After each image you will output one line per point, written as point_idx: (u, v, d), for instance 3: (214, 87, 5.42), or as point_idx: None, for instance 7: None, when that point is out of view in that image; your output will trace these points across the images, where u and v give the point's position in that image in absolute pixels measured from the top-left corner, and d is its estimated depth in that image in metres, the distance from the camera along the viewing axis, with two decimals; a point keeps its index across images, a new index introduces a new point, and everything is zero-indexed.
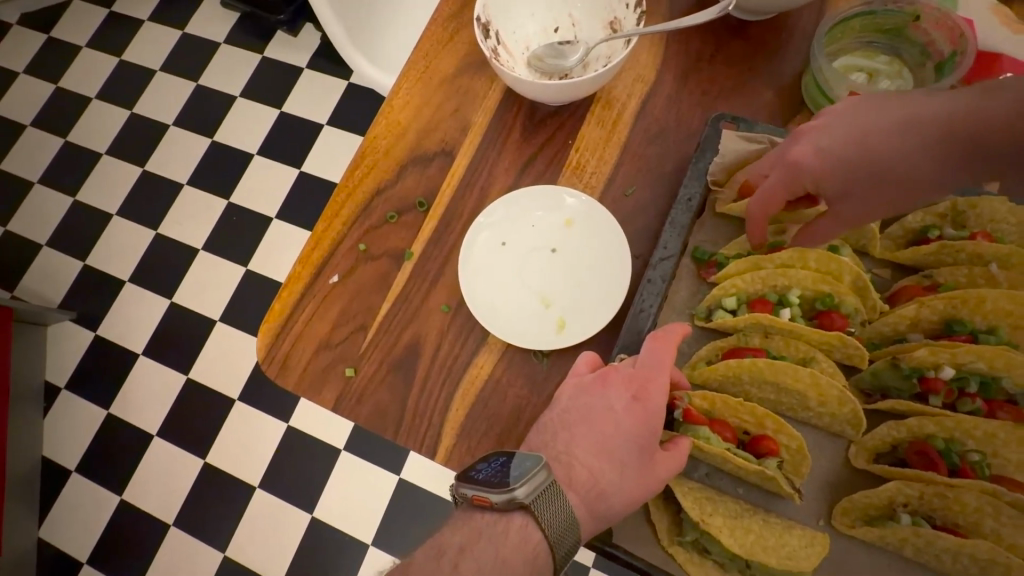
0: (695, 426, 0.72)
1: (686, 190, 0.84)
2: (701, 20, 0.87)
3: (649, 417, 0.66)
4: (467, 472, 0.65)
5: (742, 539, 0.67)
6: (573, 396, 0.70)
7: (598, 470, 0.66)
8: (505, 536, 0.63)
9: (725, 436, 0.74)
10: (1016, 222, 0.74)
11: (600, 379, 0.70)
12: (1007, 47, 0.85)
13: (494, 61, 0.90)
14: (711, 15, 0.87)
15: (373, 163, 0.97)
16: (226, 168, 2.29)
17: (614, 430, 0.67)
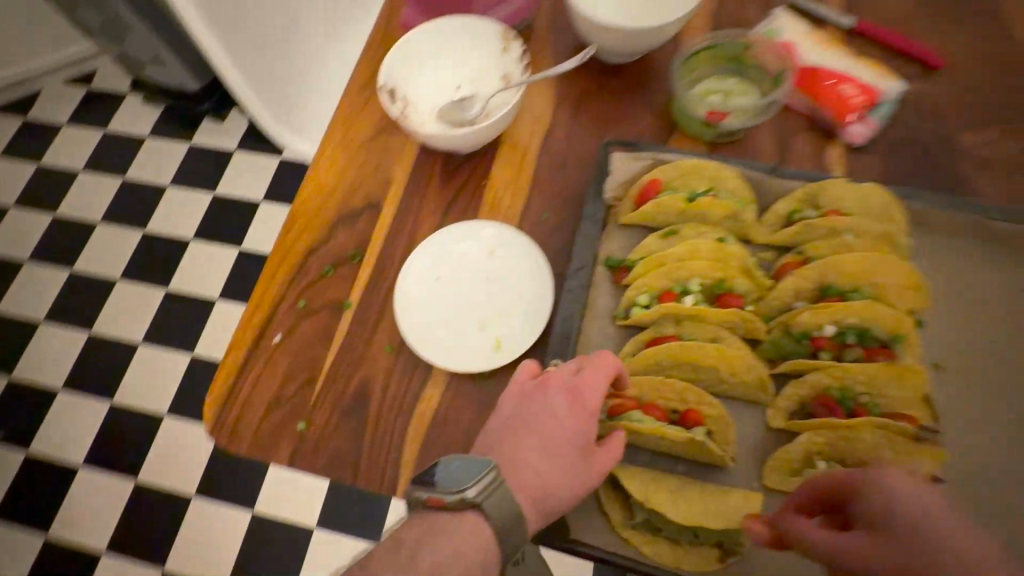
0: (626, 413, 0.81)
1: (590, 207, 0.95)
2: (571, 65, 1.04)
3: (586, 416, 0.73)
4: (421, 477, 0.69)
5: (689, 513, 0.73)
6: (517, 405, 0.76)
7: (543, 470, 0.71)
8: (457, 532, 0.66)
9: (655, 415, 0.82)
10: (858, 198, 0.88)
11: (540, 385, 0.76)
12: (824, 62, 1.04)
13: (403, 122, 1.01)
14: (576, 62, 1.05)
15: (304, 225, 1.03)
16: (161, 257, 2.27)
17: (557, 431, 0.73)
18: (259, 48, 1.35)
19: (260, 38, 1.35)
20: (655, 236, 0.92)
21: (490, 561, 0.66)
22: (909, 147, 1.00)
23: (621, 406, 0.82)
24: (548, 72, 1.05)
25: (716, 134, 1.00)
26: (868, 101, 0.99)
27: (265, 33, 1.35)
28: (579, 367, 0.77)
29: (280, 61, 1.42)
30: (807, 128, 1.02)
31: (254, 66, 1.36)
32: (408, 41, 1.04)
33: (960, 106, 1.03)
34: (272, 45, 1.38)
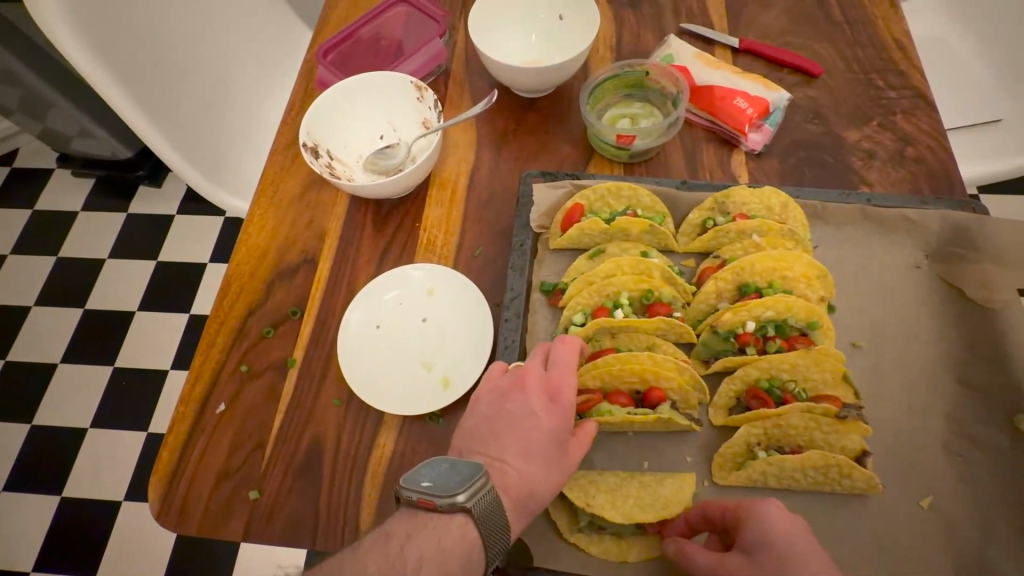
0: (595, 408, 0.84)
1: (518, 237, 0.99)
2: (476, 110, 1.08)
3: (565, 412, 0.74)
4: (414, 476, 0.69)
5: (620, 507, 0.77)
6: (498, 407, 0.76)
7: (523, 470, 0.72)
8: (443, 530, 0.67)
9: (621, 402, 0.85)
10: (760, 201, 0.96)
11: (517, 386, 0.76)
12: (716, 80, 1.14)
13: (329, 176, 1.03)
14: (481, 107, 1.09)
15: (242, 287, 1.03)
16: (104, 334, 2.19)
17: (536, 431, 0.73)
18: (183, 109, 1.33)
19: (183, 99, 1.33)
20: (583, 258, 0.97)
21: (474, 561, 0.67)
22: (802, 148, 1.10)
23: (588, 403, 0.84)
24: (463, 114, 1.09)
25: (629, 156, 1.08)
26: (759, 112, 1.08)
27: (189, 95, 1.34)
28: (553, 362, 0.78)
29: (208, 122, 1.40)
30: (708, 141, 1.11)
31: (177, 124, 1.31)
32: (325, 99, 1.07)
33: (840, 107, 1.14)
34: (196, 106, 1.36)
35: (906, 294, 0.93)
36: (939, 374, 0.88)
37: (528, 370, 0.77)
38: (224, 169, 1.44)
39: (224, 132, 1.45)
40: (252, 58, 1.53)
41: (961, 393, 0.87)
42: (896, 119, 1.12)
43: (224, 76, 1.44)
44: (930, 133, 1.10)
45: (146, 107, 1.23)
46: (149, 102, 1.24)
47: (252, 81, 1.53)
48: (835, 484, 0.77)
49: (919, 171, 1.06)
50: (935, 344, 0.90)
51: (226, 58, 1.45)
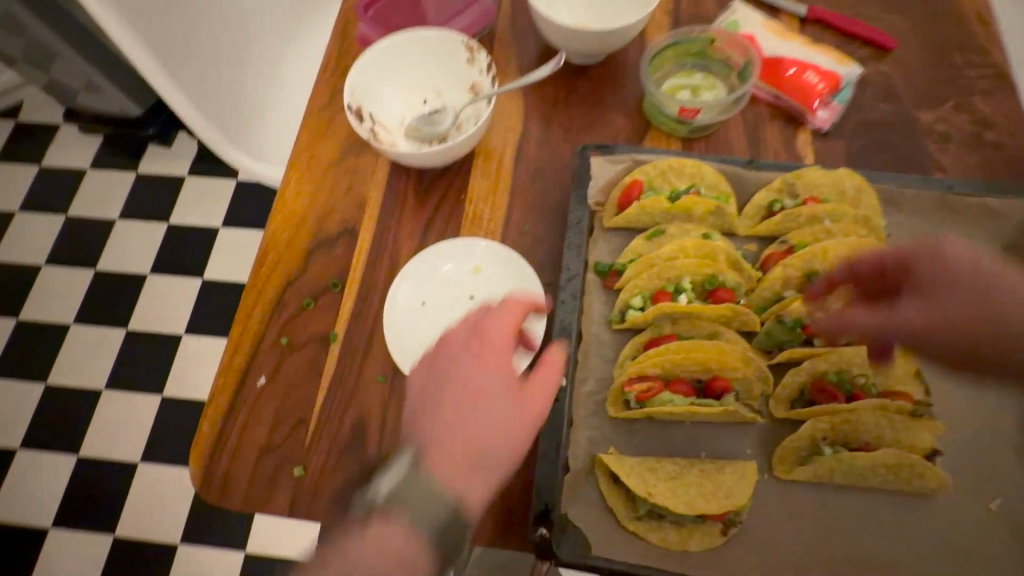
0: (656, 398, 0.80)
1: (575, 214, 0.93)
2: (543, 73, 1.03)
3: (489, 364, 0.72)
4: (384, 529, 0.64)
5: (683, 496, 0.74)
6: (473, 369, 0.72)
7: (479, 442, 0.68)
8: (443, 419, 0.70)
9: (683, 391, 0.82)
10: (832, 184, 0.91)
11: (469, 338, 0.74)
12: (784, 51, 1.06)
13: (374, 142, 0.96)
14: (548, 70, 1.03)
15: (279, 257, 0.98)
16: (119, 296, 2.16)
17: (456, 393, 0.71)
18: (201, 64, 1.25)
19: (201, 54, 1.25)
20: (641, 238, 0.92)
21: None
22: (872, 129, 1.03)
23: (649, 391, 0.80)
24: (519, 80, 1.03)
25: (689, 130, 1.02)
26: (831, 87, 1.02)
27: (207, 49, 1.26)
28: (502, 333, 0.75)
29: (224, 77, 1.31)
30: (773, 118, 1.04)
31: (196, 80, 1.23)
32: (370, 55, 0.99)
33: (914, 86, 1.06)
34: (215, 61, 1.28)
35: None
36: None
37: (485, 330, 0.74)
38: (243, 130, 1.37)
39: (240, 90, 1.36)
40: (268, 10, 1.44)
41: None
42: (974, 100, 1.04)
43: (241, 29, 1.36)
44: (1009, 118, 1.03)
45: (163, 61, 1.15)
46: (166, 56, 1.16)
47: (268, 35, 1.44)
48: (906, 484, 0.75)
49: (996, 157, 0.99)
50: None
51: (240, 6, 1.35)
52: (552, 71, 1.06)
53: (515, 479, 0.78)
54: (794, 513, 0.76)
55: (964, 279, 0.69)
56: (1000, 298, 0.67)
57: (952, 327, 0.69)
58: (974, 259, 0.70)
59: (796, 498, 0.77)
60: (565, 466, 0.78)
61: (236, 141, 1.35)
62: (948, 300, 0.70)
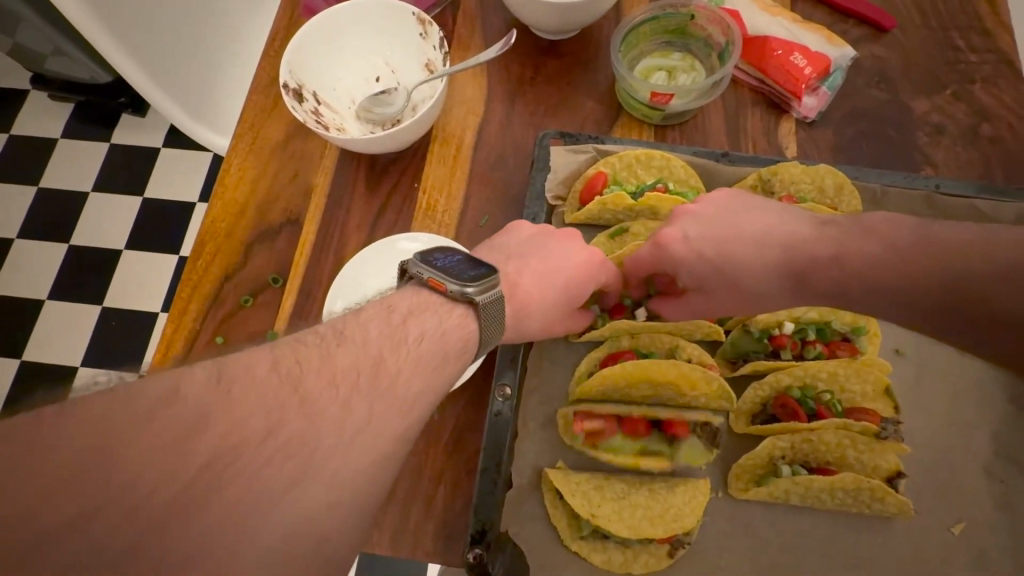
0: (608, 442, 0.78)
1: (529, 210, 0.88)
2: (490, 56, 0.93)
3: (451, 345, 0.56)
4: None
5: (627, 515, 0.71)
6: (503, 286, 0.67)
7: (426, 356, 0.54)
8: (442, 318, 0.57)
9: (639, 432, 0.78)
10: (811, 181, 0.83)
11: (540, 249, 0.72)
12: (771, 30, 0.97)
13: (315, 126, 0.88)
14: (496, 52, 0.93)
15: (215, 249, 0.92)
16: (89, 272, 2.09)
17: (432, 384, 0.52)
18: (155, 23, 1.11)
19: (154, 10, 1.11)
20: (603, 237, 0.85)
21: None
22: (862, 118, 0.95)
23: (599, 435, 0.77)
24: (470, 60, 0.94)
25: (662, 117, 0.93)
26: (818, 71, 0.93)
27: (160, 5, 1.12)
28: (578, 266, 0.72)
29: (189, 49, 1.20)
30: (755, 105, 0.96)
31: (150, 44, 1.10)
32: (312, 26, 0.90)
33: (911, 70, 0.98)
34: (170, 19, 1.14)
35: None
36: (986, 388, 0.79)
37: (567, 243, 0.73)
38: (207, 102, 1.26)
39: (208, 62, 1.26)
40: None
41: (1010, 410, 0.78)
42: (973, 88, 0.96)
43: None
44: (1012, 108, 0.94)
45: (110, 23, 1.03)
46: (112, 16, 1.03)
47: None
48: (864, 507, 0.71)
49: (993, 152, 0.92)
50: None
51: None
52: (503, 52, 0.96)
53: (456, 495, 0.73)
54: (749, 537, 0.72)
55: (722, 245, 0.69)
56: (750, 267, 0.67)
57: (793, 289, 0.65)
58: (765, 226, 0.68)
59: (751, 520, 0.73)
60: (507, 482, 0.73)
61: (200, 115, 1.25)
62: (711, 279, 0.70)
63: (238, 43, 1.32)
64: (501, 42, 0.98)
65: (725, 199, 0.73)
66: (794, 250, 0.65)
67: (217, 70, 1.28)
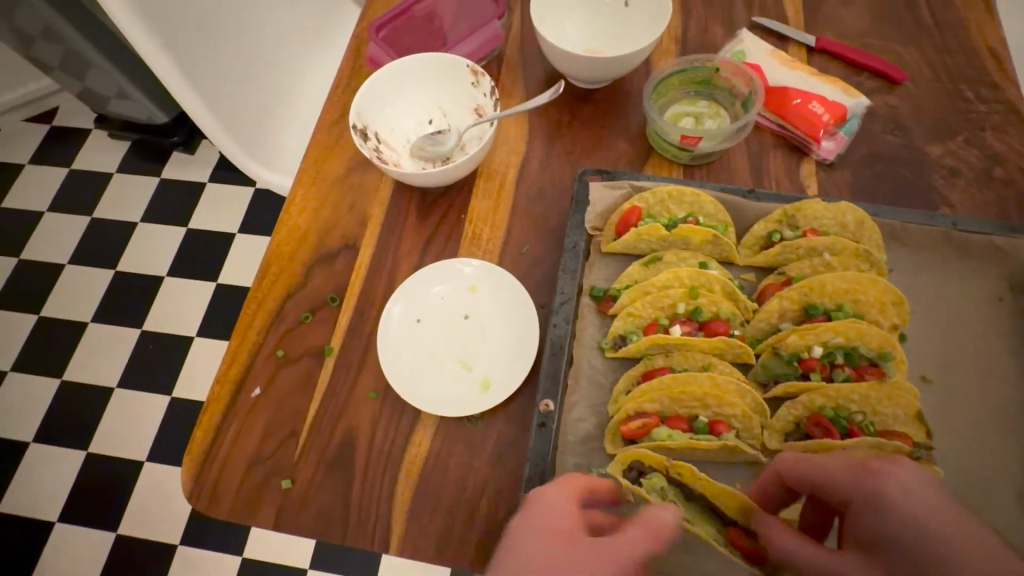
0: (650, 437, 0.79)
1: (570, 238, 0.94)
2: (539, 102, 1.03)
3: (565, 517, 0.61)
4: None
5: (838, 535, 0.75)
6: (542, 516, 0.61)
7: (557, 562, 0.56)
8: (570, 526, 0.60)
9: (682, 428, 0.80)
10: (834, 217, 0.89)
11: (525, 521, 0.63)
12: (788, 80, 1.06)
13: (377, 161, 0.98)
14: (547, 98, 1.04)
15: (279, 269, 1.01)
16: (134, 297, 2.21)
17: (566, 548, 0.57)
18: (224, 75, 1.26)
19: (226, 64, 1.26)
20: (637, 264, 0.91)
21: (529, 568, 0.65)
22: (878, 161, 1.02)
23: (644, 427, 0.79)
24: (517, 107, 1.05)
25: (690, 158, 1.02)
26: (835, 118, 1.01)
27: (231, 60, 1.27)
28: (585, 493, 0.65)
29: (248, 90, 1.33)
30: (777, 147, 1.04)
31: (221, 93, 1.25)
32: (378, 75, 1.01)
33: (923, 119, 1.05)
34: (237, 72, 1.29)
35: (983, 328, 0.87)
36: (1016, 418, 0.82)
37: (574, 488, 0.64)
38: (258, 137, 1.38)
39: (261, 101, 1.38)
40: (287, 17, 1.43)
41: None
42: (984, 135, 1.03)
43: (262, 36, 1.36)
44: (1020, 152, 1.01)
45: (190, 74, 1.16)
46: (192, 69, 1.17)
47: (287, 43, 1.44)
48: None
49: (1007, 193, 0.97)
50: (1009, 385, 0.84)
51: (263, 18, 1.36)
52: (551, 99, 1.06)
53: (498, 503, 0.81)
54: None
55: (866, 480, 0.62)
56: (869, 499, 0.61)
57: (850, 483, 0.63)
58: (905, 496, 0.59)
59: None
60: None
61: (258, 155, 1.39)
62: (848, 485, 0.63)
63: (291, 91, 1.46)
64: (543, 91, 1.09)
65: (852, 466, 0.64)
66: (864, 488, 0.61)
67: (274, 115, 1.42)
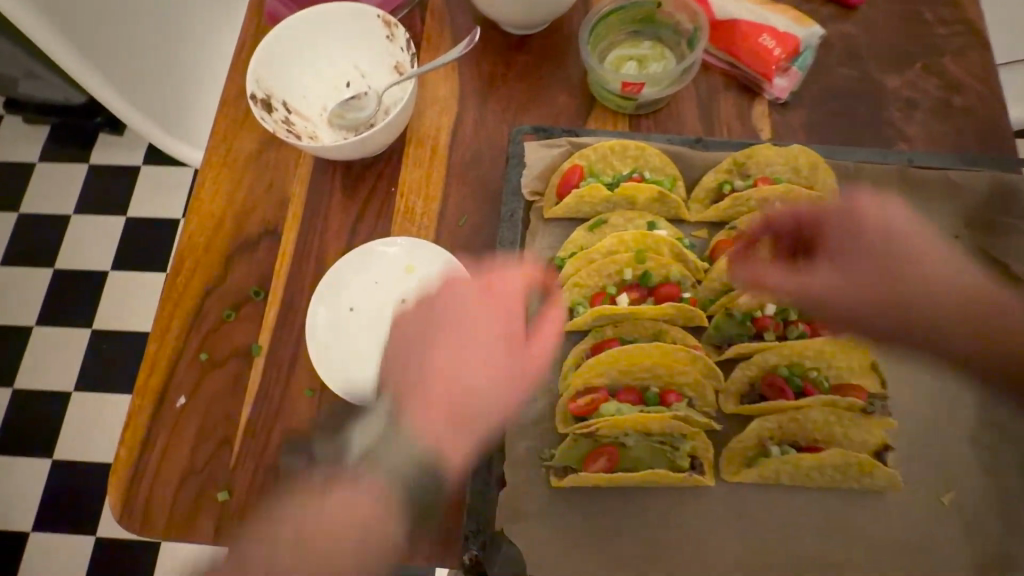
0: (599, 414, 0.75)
1: (507, 207, 0.87)
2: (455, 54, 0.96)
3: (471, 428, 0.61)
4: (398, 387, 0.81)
5: (823, 533, 0.72)
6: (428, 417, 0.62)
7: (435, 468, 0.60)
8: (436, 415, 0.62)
9: (632, 400, 0.76)
10: (786, 164, 0.85)
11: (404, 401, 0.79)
12: (736, 11, 0.97)
13: (283, 134, 0.87)
14: (461, 49, 0.95)
15: (195, 262, 0.91)
16: (79, 296, 2.07)
17: None
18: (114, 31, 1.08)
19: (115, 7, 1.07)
20: (582, 229, 0.85)
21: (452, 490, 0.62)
22: (834, 97, 0.95)
23: (593, 402, 0.75)
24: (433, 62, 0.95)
25: (635, 107, 0.93)
26: (788, 52, 0.93)
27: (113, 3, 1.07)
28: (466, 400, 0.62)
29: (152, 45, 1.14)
30: (727, 89, 0.96)
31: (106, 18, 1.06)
32: (274, 36, 0.89)
33: (880, 46, 0.98)
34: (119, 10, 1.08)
35: (931, 239, 0.79)
36: (936, 274, 0.73)
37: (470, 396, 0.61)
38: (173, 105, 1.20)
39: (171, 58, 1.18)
40: None
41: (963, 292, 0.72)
42: (944, 61, 0.96)
43: None
44: (980, 77, 0.95)
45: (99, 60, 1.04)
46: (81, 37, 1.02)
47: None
48: (854, 483, 0.72)
49: (966, 125, 0.92)
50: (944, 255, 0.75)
51: None
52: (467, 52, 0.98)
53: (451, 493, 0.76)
54: (740, 522, 0.73)
55: (851, 216, 0.75)
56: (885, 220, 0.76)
57: (866, 260, 0.73)
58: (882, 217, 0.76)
59: (742, 501, 0.74)
60: (500, 481, 0.76)
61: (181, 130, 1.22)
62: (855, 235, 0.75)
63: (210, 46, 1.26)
64: (457, 43, 0.98)
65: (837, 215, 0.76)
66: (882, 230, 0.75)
67: (197, 92, 1.24)
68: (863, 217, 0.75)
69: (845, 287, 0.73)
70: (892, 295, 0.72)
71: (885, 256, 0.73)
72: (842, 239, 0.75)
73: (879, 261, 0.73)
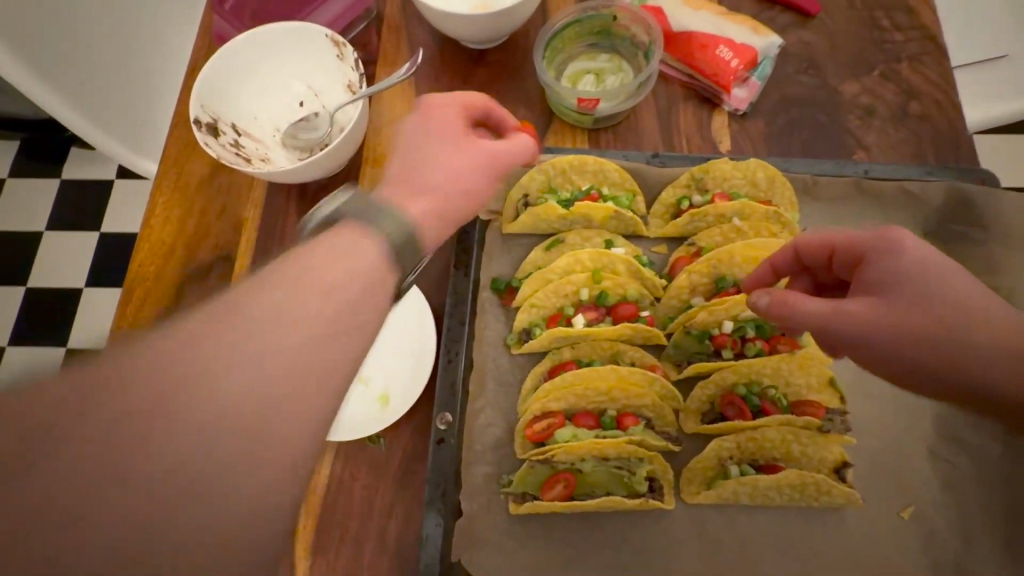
0: (554, 439, 0.74)
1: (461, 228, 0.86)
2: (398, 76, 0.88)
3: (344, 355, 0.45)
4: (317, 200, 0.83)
5: (786, 552, 0.71)
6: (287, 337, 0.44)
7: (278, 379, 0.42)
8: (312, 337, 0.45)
9: (588, 425, 0.76)
10: (743, 175, 0.84)
11: (400, 175, 0.63)
12: (693, 23, 0.96)
13: (228, 159, 0.85)
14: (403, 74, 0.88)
15: (144, 291, 0.88)
16: (47, 313, 1.97)
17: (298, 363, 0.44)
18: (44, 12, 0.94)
19: (69, 21, 0.98)
20: (538, 249, 0.84)
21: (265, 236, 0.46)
22: (794, 106, 0.94)
23: (549, 428, 0.74)
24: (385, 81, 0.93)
25: (594, 121, 0.92)
26: (745, 63, 0.92)
27: None
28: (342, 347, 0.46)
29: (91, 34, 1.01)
30: (686, 101, 0.95)
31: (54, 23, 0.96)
32: (219, 57, 0.87)
33: (838, 54, 0.98)
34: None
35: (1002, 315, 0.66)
36: (975, 312, 0.57)
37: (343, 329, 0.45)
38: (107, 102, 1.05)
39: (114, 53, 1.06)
40: None
41: (1002, 333, 0.56)
42: (902, 68, 0.96)
43: None
44: (938, 83, 0.95)
45: (46, 69, 0.94)
46: (36, 53, 0.93)
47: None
48: (813, 501, 0.71)
49: (923, 131, 0.92)
50: (993, 298, 0.58)
51: None
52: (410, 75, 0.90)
53: (410, 524, 0.72)
54: (704, 542, 0.71)
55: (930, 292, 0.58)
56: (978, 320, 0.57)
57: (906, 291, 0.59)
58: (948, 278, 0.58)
59: (705, 522, 0.72)
60: (456, 510, 0.72)
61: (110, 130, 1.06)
62: (914, 287, 0.59)
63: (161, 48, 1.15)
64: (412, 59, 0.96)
65: (878, 252, 0.62)
66: (942, 283, 0.58)
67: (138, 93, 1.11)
68: (935, 280, 0.58)
69: (883, 341, 0.59)
70: (933, 352, 0.57)
71: (926, 307, 0.58)
72: (885, 274, 0.60)
73: (928, 307, 0.57)
